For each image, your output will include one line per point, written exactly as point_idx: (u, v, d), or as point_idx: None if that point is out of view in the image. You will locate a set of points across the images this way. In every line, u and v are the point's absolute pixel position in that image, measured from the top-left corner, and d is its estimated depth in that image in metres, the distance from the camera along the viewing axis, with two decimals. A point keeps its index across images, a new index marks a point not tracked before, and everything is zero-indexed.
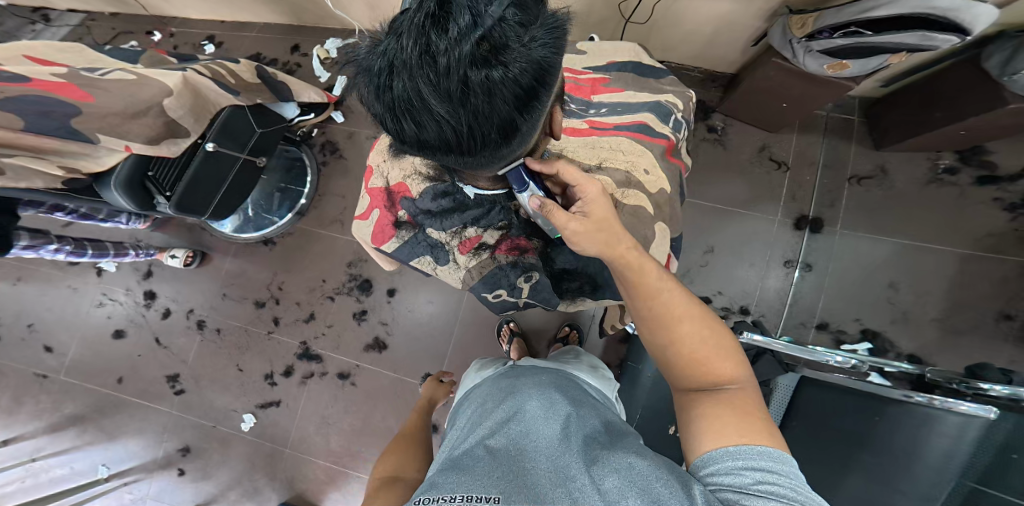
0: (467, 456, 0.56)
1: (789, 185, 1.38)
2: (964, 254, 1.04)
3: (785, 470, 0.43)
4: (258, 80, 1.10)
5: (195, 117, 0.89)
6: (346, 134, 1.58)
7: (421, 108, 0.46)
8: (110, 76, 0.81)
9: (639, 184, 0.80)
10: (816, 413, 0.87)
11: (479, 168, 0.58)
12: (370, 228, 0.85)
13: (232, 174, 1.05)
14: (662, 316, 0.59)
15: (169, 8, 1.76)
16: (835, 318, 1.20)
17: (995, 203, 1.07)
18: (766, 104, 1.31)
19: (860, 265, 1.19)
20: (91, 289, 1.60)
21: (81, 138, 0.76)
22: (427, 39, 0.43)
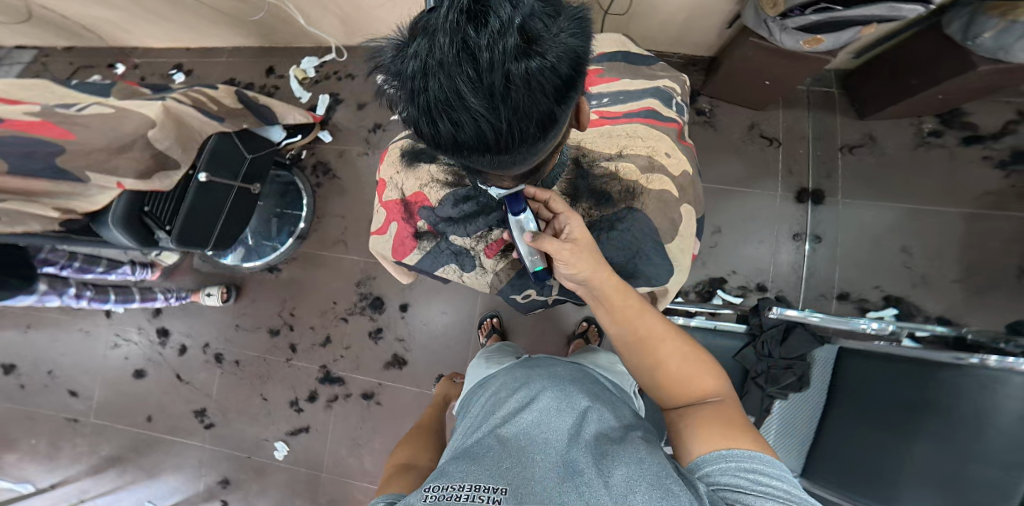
0: (477, 444, 0.58)
1: (784, 160, 1.38)
2: (967, 214, 1.25)
3: (775, 470, 0.47)
4: (241, 105, 1.04)
5: (183, 147, 0.84)
6: (336, 152, 1.52)
7: (459, 106, 0.45)
8: (88, 111, 0.76)
9: (663, 168, 0.78)
10: (862, 389, 0.82)
11: (510, 167, 0.56)
12: (390, 243, 0.84)
13: (228, 205, 0.99)
14: (639, 341, 0.65)
15: (128, 38, 1.68)
16: (855, 287, 1.26)
17: (985, 161, 1.27)
18: (748, 84, 1.33)
19: (868, 237, 1.28)
20: (104, 331, 1.55)
21: (70, 177, 0.73)
22: (464, 36, 0.42)
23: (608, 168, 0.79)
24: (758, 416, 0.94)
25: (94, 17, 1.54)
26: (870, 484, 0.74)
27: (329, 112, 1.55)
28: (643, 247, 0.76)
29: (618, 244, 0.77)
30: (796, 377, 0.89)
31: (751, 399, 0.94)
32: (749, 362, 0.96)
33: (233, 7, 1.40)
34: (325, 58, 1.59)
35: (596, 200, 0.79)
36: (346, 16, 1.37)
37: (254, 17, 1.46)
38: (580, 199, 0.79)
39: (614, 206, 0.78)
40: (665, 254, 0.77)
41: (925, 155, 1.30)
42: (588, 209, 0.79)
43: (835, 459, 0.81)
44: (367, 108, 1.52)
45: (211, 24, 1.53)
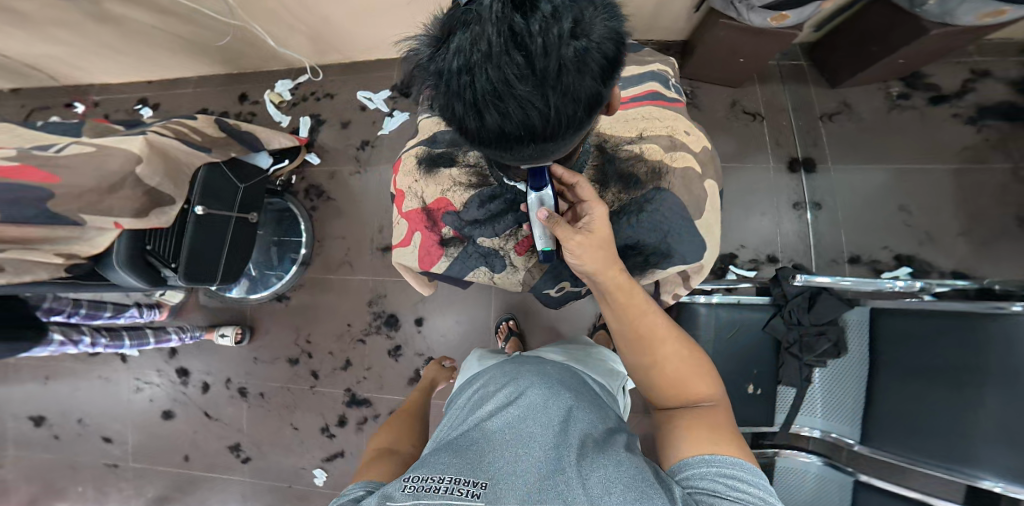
0: (463, 437, 0.61)
1: (770, 133, 1.43)
2: (955, 168, 1.30)
3: (751, 478, 0.52)
4: (223, 133, 1.00)
5: (174, 182, 0.78)
6: (327, 174, 1.50)
7: (509, 96, 0.44)
8: (68, 150, 0.70)
9: (684, 146, 0.81)
10: (907, 356, 0.82)
11: (549, 155, 0.55)
12: (416, 253, 0.86)
13: (228, 238, 0.96)
14: (641, 341, 0.69)
15: (82, 75, 1.61)
16: (865, 250, 1.30)
17: (956, 118, 1.33)
18: (724, 59, 1.34)
19: (862, 197, 1.33)
20: (124, 377, 1.54)
21: (64, 220, 0.68)
22: (511, 24, 0.41)
23: (632, 151, 0.82)
24: (799, 385, 0.97)
25: (40, 56, 1.45)
26: (922, 440, 0.77)
27: (312, 133, 1.54)
28: (674, 227, 0.79)
29: (651, 224, 0.80)
30: (830, 343, 0.92)
31: (789, 369, 0.97)
32: (780, 332, 0.99)
33: (195, 34, 1.36)
34: (299, 79, 1.58)
35: (625, 184, 0.82)
36: (320, 32, 1.35)
37: (219, 43, 1.42)
38: (609, 184, 0.82)
39: (643, 188, 0.81)
40: (696, 231, 0.79)
41: (900, 124, 1.36)
42: (617, 194, 0.82)
43: (886, 420, 0.83)
44: (352, 126, 1.52)
45: (173, 54, 1.48)
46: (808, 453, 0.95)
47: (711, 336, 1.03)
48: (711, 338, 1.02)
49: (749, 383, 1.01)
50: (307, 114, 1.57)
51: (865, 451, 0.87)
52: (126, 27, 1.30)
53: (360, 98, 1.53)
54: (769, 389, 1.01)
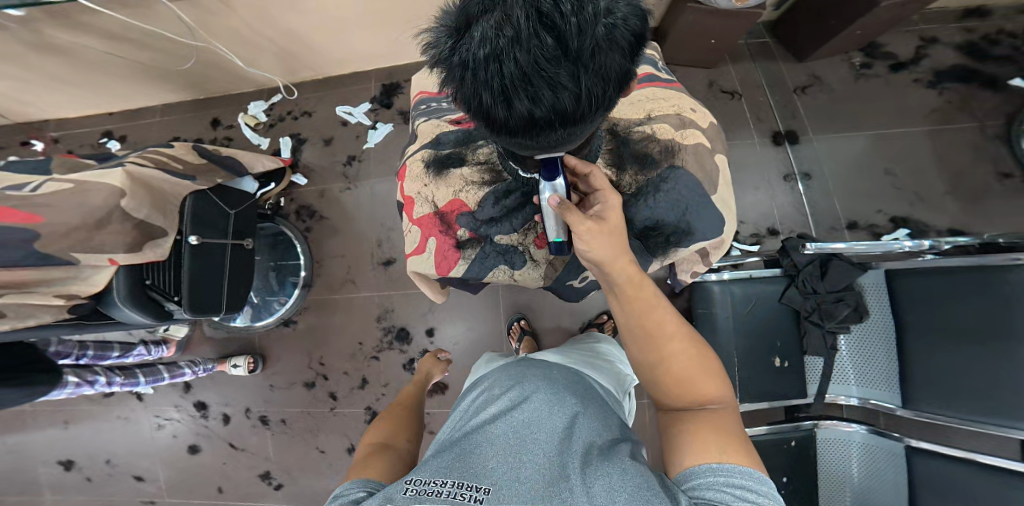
0: (466, 438, 0.59)
1: (750, 109, 1.47)
2: (928, 130, 1.35)
3: (762, 490, 0.48)
4: (204, 159, 0.95)
5: (161, 212, 0.78)
6: (316, 193, 1.51)
7: (543, 80, 0.42)
8: (44, 188, 0.69)
9: (693, 123, 0.84)
10: (927, 322, 0.85)
11: (572, 138, 0.54)
12: (431, 260, 0.86)
13: (227, 264, 0.95)
14: (648, 335, 0.63)
15: (34, 111, 1.53)
16: (861, 216, 1.33)
17: (917, 83, 1.39)
18: (696, 43, 1.38)
19: (847, 163, 1.38)
20: (143, 415, 1.46)
21: (56, 261, 0.68)
22: (538, 5, 0.40)
23: (644, 131, 0.84)
24: (825, 354, 0.99)
25: None
26: (966, 400, 0.79)
27: (295, 154, 1.54)
28: (692, 203, 0.80)
29: (670, 203, 0.81)
30: (850, 307, 0.94)
31: (812, 339, 0.99)
32: (797, 303, 1.01)
33: (155, 59, 1.31)
34: (272, 100, 1.58)
35: (641, 165, 0.83)
36: (290, 50, 1.35)
37: (182, 67, 1.37)
38: (626, 166, 0.83)
39: (658, 167, 0.82)
40: (713, 205, 0.81)
41: (871, 93, 1.41)
42: (634, 176, 0.83)
43: (923, 382, 0.86)
44: (335, 142, 1.53)
45: (133, 83, 1.43)
46: (852, 423, 0.98)
47: (729, 312, 1.04)
48: (729, 315, 1.03)
49: (775, 355, 1.02)
50: (287, 134, 1.56)
51: (910, 415, 0.89)
52: (76, 55, 1.23)
53: (340, 113, 1.54)
54: (796, 361, 1.02)
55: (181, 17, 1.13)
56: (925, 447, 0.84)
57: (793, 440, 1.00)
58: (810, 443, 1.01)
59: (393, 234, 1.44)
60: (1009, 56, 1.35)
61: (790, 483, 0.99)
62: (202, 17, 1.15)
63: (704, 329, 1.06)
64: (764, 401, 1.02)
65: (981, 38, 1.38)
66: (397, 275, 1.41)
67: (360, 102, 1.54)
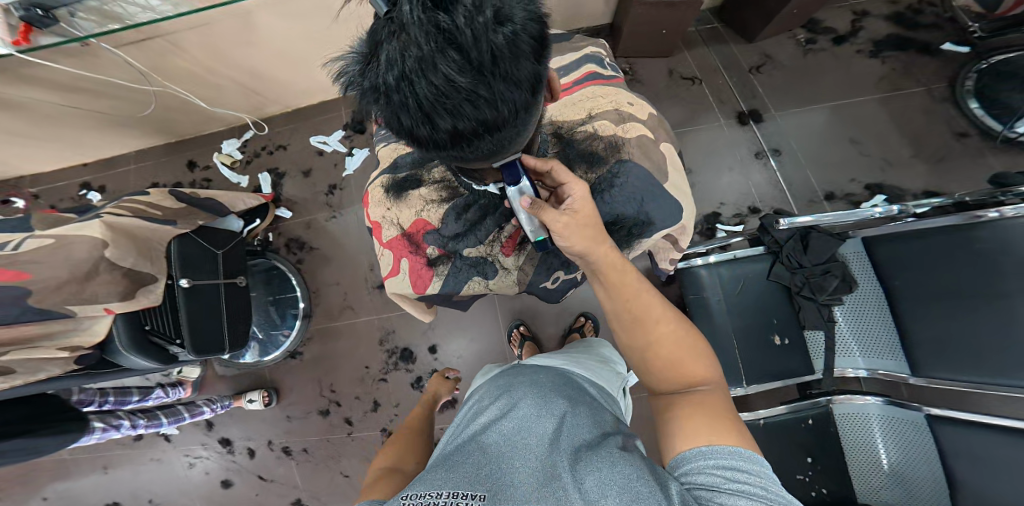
0: (459, 451, 0.58)
1: (711, 92, 1.55)
2: (881, 96, 1.43)
3: (756, 471, 0.47)
4: (183, 204, 0.93)
5: (148, 259, 0.78)
6: (303, 225, 1.50)
7: (453, 92, 0.45)
8: (25, 246, 0.68)
9: (632, 116, 0.87)
10: (920, 285, 0.87)
11: (510, 143, 0.57)
12: (407, 280, 0.87)
13: (223, 304, 0.95)
14: (636, 322, 0.64)
15: (8, 169, 1.49)
16: (836, 185, 1.40)
17: (861, 54, 1.48)
18: (650, 35, 1.45)
19: (814, 135, 1.45)
20: (173, 455, 1.39)
21: (53, 314, 0.68)
22: (436, 19, 0.42)
23: (587, 130, 0.87)
24: (823, 327, 1.01)
25: None
26: (968, 363, 0.80)
27: (275, 188, 1.53)
28: (647, 194, 0.82)
29: (626, 196, 0.82)
30: (838, 278, 0.96)
31: (808, 313, 1.01)
32: (785, 279, 1.03)
33: (114, 107, 1.29)
34: (244, 137, 1.58)
35: (589, 163, 0.85)
36: (252, 87, 1.36)
37: (145, 112, 1.36)
38: (575, 165, 0.85)
39: (606, 163, 0.84)
40: (668, 193, 0.83)
41: (818, 67, 1.50)
42: (586, 173, 0.85)
43: (924, 347, 0.87)
44: (315, 173, 1.53)
45: (102, 133, 1.42)
46: (866, 395, 0.97)
47: (720, 295, 1.07)
48: (721, 297, 1.06)
49: (773, 333, 1.04)
50: (265, 169, 1.56)
51: (922, 383, 0.90)
52: (30, 110, 1.20)
53: (315, 143, 1.55)
54: (797, 337, 1.04)
55: (131, 62, 1.12)
56: (940, 413, 0.83)
57: (810, 418, 1.00)
58: (829, 419, 1.00)
59: None
60: (936, 23, 1.43)
61: (818, 463, 0.97)
62: (153, 61, 1.14)
63: (699, 315, 1.08)
64: (774, 380, 1.02)
65: (906, 8, 1.47)
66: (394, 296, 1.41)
67: (333, 130, 1.55)
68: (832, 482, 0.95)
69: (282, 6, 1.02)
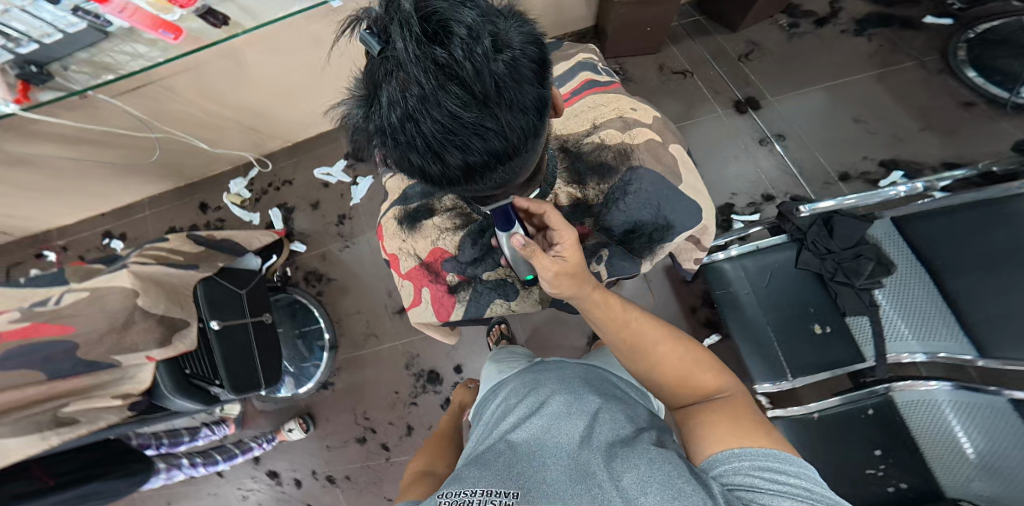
0: (490, 451, 0.57)
1: (705, 86, 1.55)
2: (876, 73, 1.43)
3: (796, 473, 0.45)
4: (201, 246, 0.94)
5: (179, 304, 0.79)
6: (318, 257, 1.50)
7: (461, 128, 0.45)
8: (68, 299, 0.67)
9: (637, 121, 0.86)
10: (964, 256, 0.87)
11: (520, 171, 0.57)
12: (430, 309, 0.87)
13: (253, 341, 0.97)
14: (632, 348, 0.65)
15: (34, 224, 1.51)
16: (849, 166, 1.38)
17: (845, 34, 1.49)
18: (634, 35, 1.47)
19: (817, 118, 1.45)
20: (227, 488, 1.38)
21: (102, 365, 0.70)
22: (432, 57, 0.42)
23: (594, 141, 0.86)
24: (868, 312, 0.94)
25: None
26: None
27: (287, 223, 1.54)
28: (661, 198, 0.81)
29: (641, 202, 0.82)
30: (872, 261, 0.94)
31: (847, 299, 0.95)
32: (815, 266, 1.00)
33: (122, 155, 1.31)
34: (249, 175, 1.59)
35: (600, 175, 0.85)
36: (251, 124, 1.38)
37: (151, 159, 1.37)
38: (586, 180, 0.85)
39: (617, 172, 0.84)
40: (682, 195, 0.82)
41: (807, 51, 1.51)
42: (597, 186, 0.85)
43: (985, 326, 0.81)
44: (323, 205, 1.55)
45: (116, 182, 1.43)
46: (931, 380, 0.85)
47: (748, 288, 1.05)
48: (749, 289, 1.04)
49: (812, 322, 1.00)
50: (275, 204, 1.57)
51: (994, 365, 0.79)
52: (43, 166, 1.21)
53: (320, 175, 1.57)
54: (838, 324, 0.98)
55: (129, 110, 1.12)
56: None
57: (870, 408, 0.92)
58: (890, 409, 0.90)
59: None
60: None
61: (888, 456, 0.87)
62: (156, 107, 1.15)
63: (729, 310, 1.06)
64: (825, 371, 0.95)
65: None
66: None
67: (336, 161, 1.57)
68: (912, 474, 0.85)
69: (268, 43, 1.05)
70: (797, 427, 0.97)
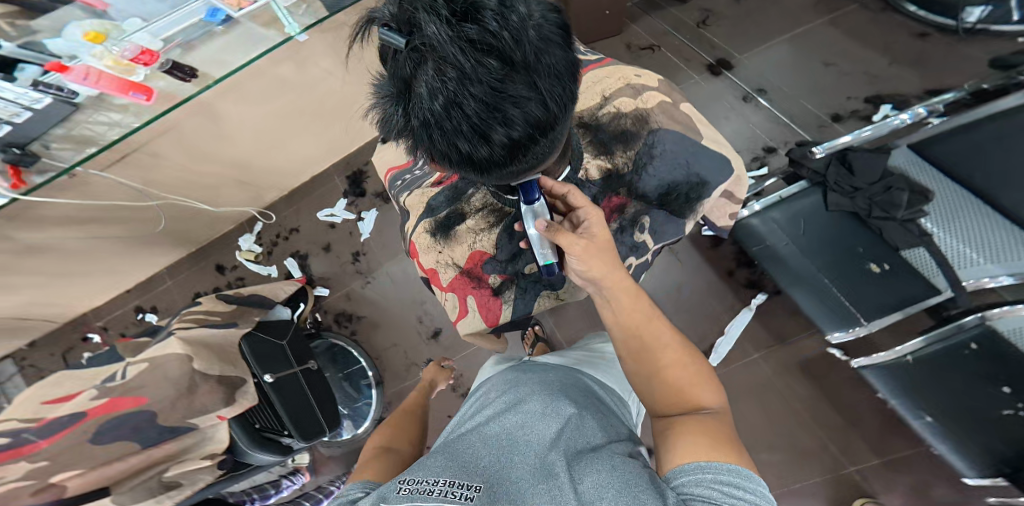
0: (460, 440, 0.57)
1: (675, 56, 1.61)
2: (827, 19, 1.50)
3: (754, 489, 0.45)
4: (233, 304, 0.99)
5: (231, 364, 0.85)
6: (343, 297, 1.52)
7: (505, 99, 0.46)
8: (130, 372, 0.77)
9: (645, 86, 0.90)
10: (1003, 168, 0.89)
11: (555, 145, 0.58)
12: (478, 317, 0.88)
13: (309, 390, 0.98)
14: (643, 350, 0.64)
15: (62, 315, 1.47)
16: (836, 107, 1.42)
17: None
18: (595, 19, 1.52)
19: (790, 68, 1.50)
20: None
21: (183, 428, 0.75)
22: (465, 34, 0.43)
23: (609, 111, 0.88)
24: (922, 243, 0.92)
25: (19, 307, 1.29)
26: None
27: (305, 270, 1.55)
28: (687, 154, 0.86)
29: (670, 163, 0.85)
30: (903, 191, 0.96)
31: (893, 232, 0.95)
32: (847, 205, 1.02)
33: (132, 228, 1.29)
34: (256, 229, 1.60)
35: (624, 142, 0.87)
36: (241, 177, 1.38)
37: (159, 229, 1.36)
38: (613, 148, 0.87)
39: (640, 137, 0.86)
40: (706, 148, 0.87)
41: (755, 7, 1.59)
42: (625, 154, 0.87)
43: None
44: (335, 247, 1.56)
45: (133, 257, 1.41)
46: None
47: (786, 239, 1.06)
48: (789, 241, 1.05)
49: (867, 261, 0.97)
50: (290, 253, 1.58)
51: None
52: (62, 251, 1.18)
53: (324, 218, 1.59)
54: (896, 260, 0.95)
55: (125, 182, 1.10)
56: None
57: (971, 342, 0.87)
58: (994, 340, 0.84)
59: (427, 305, 1.46)
60: None
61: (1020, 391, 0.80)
62: (146, 176, 1.13)
63: (770, 264, 1.07)
64: (896, 311, 0.92)
65: None
66: (450, 341, 1.41)
67: (336, 201, 1.59)
68: None
69: (241, 93, 1.06)
70: (892, 374, 0.95)
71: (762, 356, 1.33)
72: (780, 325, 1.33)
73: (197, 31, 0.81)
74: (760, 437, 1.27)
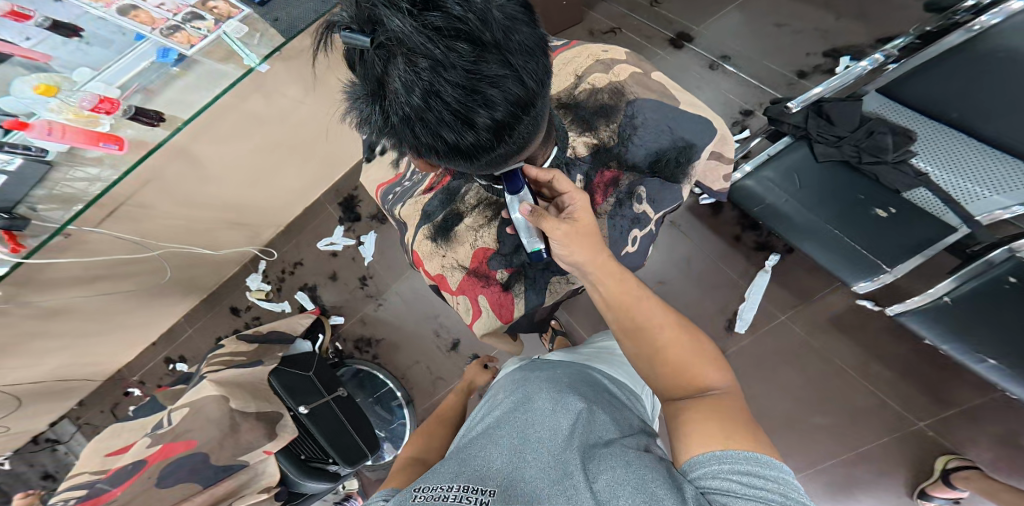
0: (472, 443, 0.57)
1: (636, 36, 1.64)
2: None
3: (774, 477, 0.43)
4: (254, 342, 1.03)
5: (266, 400, 0.87)
6: (359, 323, 1.52)
7: (481, 78, 0.47)
8: (177, 416, 0.79)
9: (614, 60, 0.93)
10: (976, 101, 0.94)
11: (538, 124, 0.59)
12: (492, 315, 0.88)
13: (342, 415, 0.99)
14: (638, 329, 0.62)
15: (93, 380, 1.47)
16: (801, 64, 1.45)
17: None
18: (554, 12, 1.55)
19: (749, 33, 1.53)
20: None
21: (235, 466, 0.77)
22: (429, 22, 0.44)
23: (585, 89, 0.91)
24: (919, 183, 0.96)
25: (59, 373, 1.29)
26: None
27: (317, 300, 1.56)
28: (668, 121, 0.88)
29: (653, 131, 0.88)
30: (886, 134, 1.00)
31: (888, 175, 0.98)
32: (835, 155, 1.03)
33: (140, 281, 1.28)
34: (260, 268, 1.60)
35: (605, 116, 0.89)
36: (236, 218, 1.39)
37: (165, 279, 1.36)
38: (596, 124, 0.89)
39: (619, 110, 0.89)
40: (687, 112, 0.89)
41: None
42: (608, 127, 0.89)
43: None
44: (341, 275, 1.57)
45: (150, 311, 1.42)
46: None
47: (783, 196, 1.05)
48: (788, 198, 1.05)
49: (872, 207, 0.98)
50: (299, 286, 1.59)
51: None
52: (80, 312, 1.17)
53: (325, 247, 1.59)
54: (900, 202, 0.96)
55: (122, 236, 1.10)
56: None
57: (1009, 276, 0.82)
58: None
59: (441, 317, 1.46)
60: None
61: None
62: (141, 227, 1.13)
63: (773, 221, 1.07)
64: (917, 254, 0.92)
65: None
66: (471, 348, 1.42)
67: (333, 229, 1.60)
68: None
69: (214, 133, 1.07)
70: (933, 318, 0.94)
71: (789, 317, 1.34)
72: (798, 283, 1.35)
73: (153, 74, 0.80)
74: (805, 402, 1.29)
